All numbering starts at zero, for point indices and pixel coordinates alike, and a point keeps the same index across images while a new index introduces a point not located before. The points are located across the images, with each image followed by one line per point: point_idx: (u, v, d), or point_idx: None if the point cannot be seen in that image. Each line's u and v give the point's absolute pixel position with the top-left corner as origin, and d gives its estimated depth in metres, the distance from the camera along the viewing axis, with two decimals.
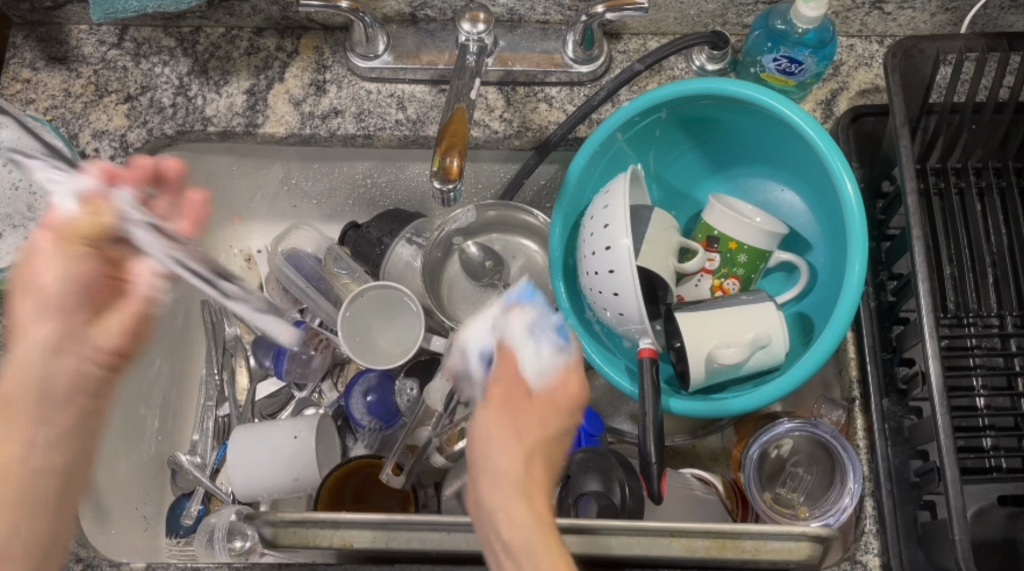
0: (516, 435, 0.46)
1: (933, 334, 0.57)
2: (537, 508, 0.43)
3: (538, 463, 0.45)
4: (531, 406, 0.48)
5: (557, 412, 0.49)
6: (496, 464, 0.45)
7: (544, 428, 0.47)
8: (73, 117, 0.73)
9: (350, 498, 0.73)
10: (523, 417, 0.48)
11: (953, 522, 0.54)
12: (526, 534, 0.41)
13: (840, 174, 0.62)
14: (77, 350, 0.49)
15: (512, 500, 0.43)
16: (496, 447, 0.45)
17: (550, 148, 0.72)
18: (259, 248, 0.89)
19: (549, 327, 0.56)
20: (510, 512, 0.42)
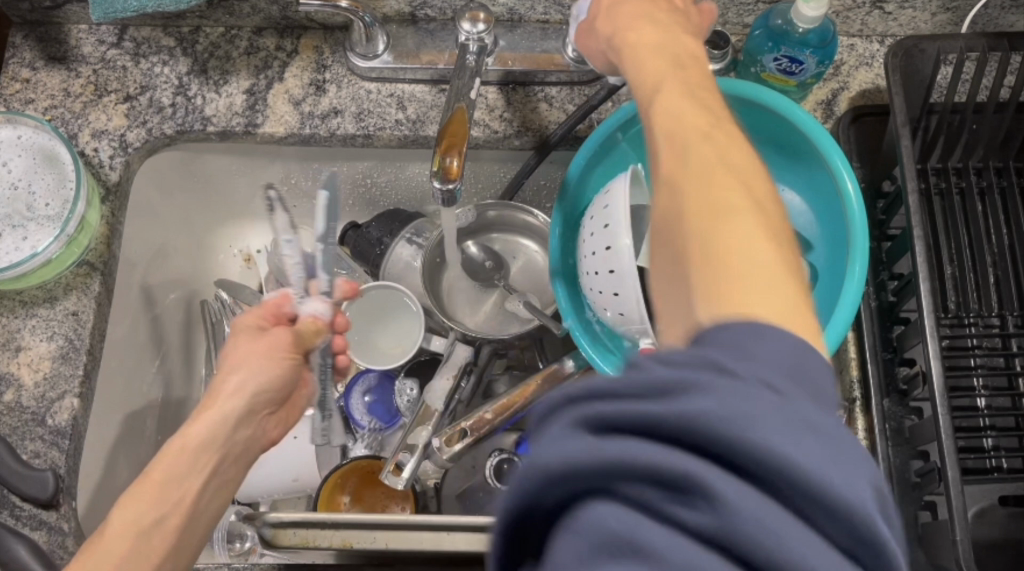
0: (631, 24, 0.52)
1: (933, 334, 0.57)
2: (689, 70, 0.47)
3: (692, 59, 0.48)
4: (624, 16, 0.53)
5: (659, 12, 0.53)
6: (642, 50, 0.49)
7: (660, 37, 0.50)
8: (72, 116, 0.73)
9: (350, 498, 0.74)
10: (639, 20, 0.52)
11: (954, 522, 0.54)
12: (662, 87, 0.46)
13: (840, 173, 0.62)
14: (254, 420, 0.62)
15: (652, 60, 0.48)
16: (638, 42, 0.50)
17: (550, 148, 0.72)
18: (259, 248, 0.89)
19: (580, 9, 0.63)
20: (647, 55, 0.49)
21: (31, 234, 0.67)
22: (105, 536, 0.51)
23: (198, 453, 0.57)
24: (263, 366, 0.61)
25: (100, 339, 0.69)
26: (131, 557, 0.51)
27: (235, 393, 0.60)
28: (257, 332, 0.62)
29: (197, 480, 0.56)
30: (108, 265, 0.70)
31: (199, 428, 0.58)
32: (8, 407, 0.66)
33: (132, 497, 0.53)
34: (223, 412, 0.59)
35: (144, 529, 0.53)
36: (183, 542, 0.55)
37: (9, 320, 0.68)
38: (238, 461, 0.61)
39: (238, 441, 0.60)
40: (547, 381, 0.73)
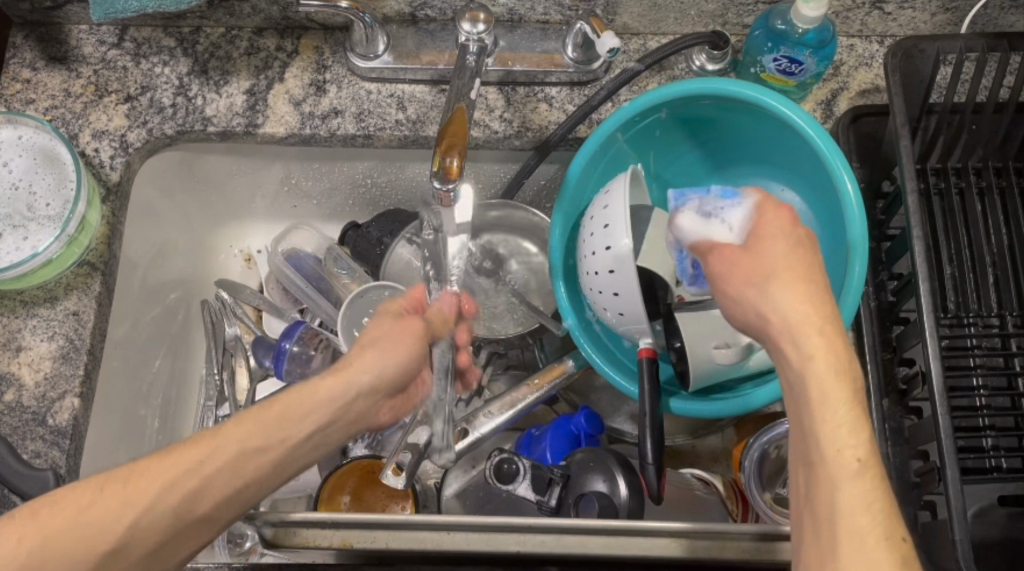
0: (754, 274, 0.49)
1: (933, 334, 0.57)
2: (840, 347, 0.45)
3: (835, 322, 0.45)
4: (759, 248, 0.50)
5: (799, 248, 0.49)
6: (788, 305, 0.46)
7: (802, 272, 0.47)
8: (73, 117, 0.73)
9: (350, 498, 0.74)
10: (789, 256, 0.48)
11: (953, 522, 0.54)
12: (814, 375, 0.44)
13: (840, 174, 0.62)
14: (343, 404, 0.56)
15: (804, 320, 0.45)
16: (786, 293, 0.46)
17: (550, 148, 0.72)
18: (259, 248, 0.90)
19: (712, 198, 0.60)
20: (793, 316, 0.46)
21: (31, 234, 0.67)
22: (207, 447, 0.48)
23: (316, 408, 0.54)
24: (388, 356, 0.59)
25: (101, 338, 0.69)
26: (193, 496, 0.47)
27: (366, 369, 0.57)
28: (399, 317, 0.62)
29: (299, 441, 0.53)
30: (109, 265, 0.70)
31: (324, 393, 0.55)
32: (8, 407, 0.66)
33: (261, 418, 0.51)
34: (356, 382, 0.56)
35: (244, 454, 0.49)
36: (252, 491, 0.50)
37: (9, 320, 0.68)
38: (343, 432, 0.56)
39: (359, 410, 0.57)
40: (548, 381, 0.73)
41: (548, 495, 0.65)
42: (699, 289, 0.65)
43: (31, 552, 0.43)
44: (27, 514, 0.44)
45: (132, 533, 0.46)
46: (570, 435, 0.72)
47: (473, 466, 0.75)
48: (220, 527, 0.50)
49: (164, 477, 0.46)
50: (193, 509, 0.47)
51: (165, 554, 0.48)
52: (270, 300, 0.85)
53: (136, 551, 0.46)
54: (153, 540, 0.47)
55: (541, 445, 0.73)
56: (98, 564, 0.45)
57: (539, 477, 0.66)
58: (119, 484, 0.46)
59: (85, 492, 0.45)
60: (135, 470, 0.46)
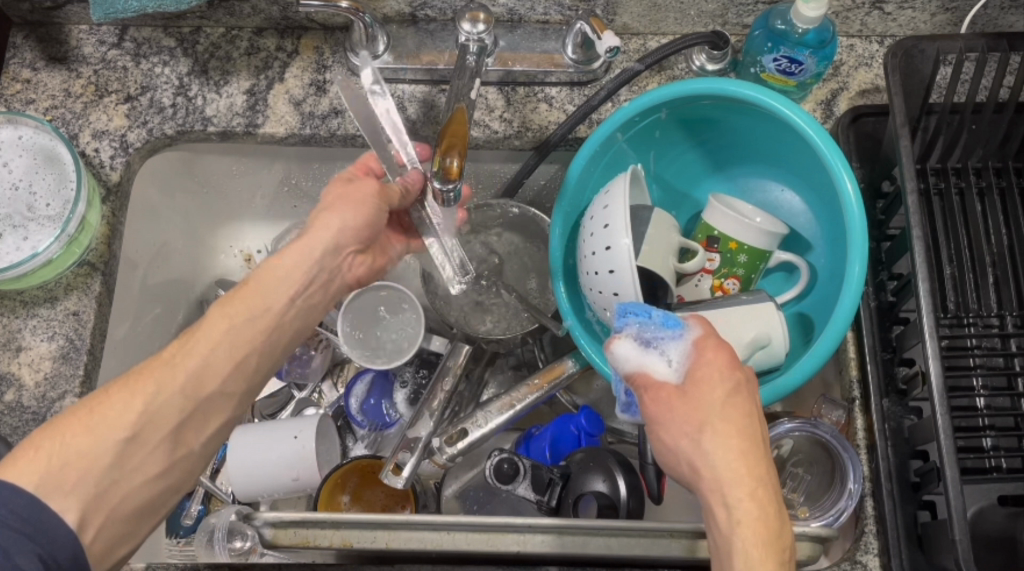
0: (688, 422, 0.47)
1: (933, 335, 0.57)
2: (771, 514, 0.43)
3: (768, 486, 0.44)
4: (695, 392, 0.48)
5: (737, 394, 0.47)
6: (719, 460, 0.44)
7: (738, 424, 0.45)
8: (73, 117, 0.73)
9: (350, 498, 0.74)
10: (727, 406, 0.46)
11: (953, 522, 0.54)
12: (742, 543, 0.42)
13: (840, 174, 0.62)
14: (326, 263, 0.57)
15: (736, 482, 0.43)
16: (720, 447, 0.45)
17: (550, 147, 0.72)
18: (259, 248, 0.89)
19: (653, 323, 0.53)
20: (723, 474, 0.44)
21: (32, 235, 0.67)
22: (193, 337, 0.51)
23: (287, 280, 0.55)
24: (350, 210, 0.57)
25: (101, 339, 0.69)
26: (198, 374, 0.50)
27: (325, 231, 0.56)
28: (351, 182, 0.59)
29: (282, 309, 0.54)
30: (109, 265, 0.70)
31: (289, 263, 0.55)
32: (8, 407, 0.66)
33: (238, 299, 0.53)
34: (320, 243, 0.56)
35: (234, 331, 0.52)
36: (253, 359, 0.53)
37: (9, 320, 0.68)
38: (322, 295, 0.58)
39: (327, 276, 0.57)
40: (548, 382, 0.73)
41: (548, 495, 0.66)
42: (632, 415, 0.58)
43: (53, 457, 0.45)
44: (43, 431, 0.47)
45: (149, 416, 0.48)
46: (570, 435, 0.72)
47: (473, 467, 0.75)
48: (234, 407, 0.53)
49: (169, 367, 0.50)
50: (202, 388, 0.50)
51: (189, 433, 0.51)
52: None
53: (156, 434, 0.49)
54: (174, 418, 0.49)
55: (541, 443, 0.73)
56: (123, 450, 0.48)
57: (539, 477, 0.66)
58: (126, 383, 0.49)
59: (94, 397, 0.48)
60: (139, 371, 0.49)
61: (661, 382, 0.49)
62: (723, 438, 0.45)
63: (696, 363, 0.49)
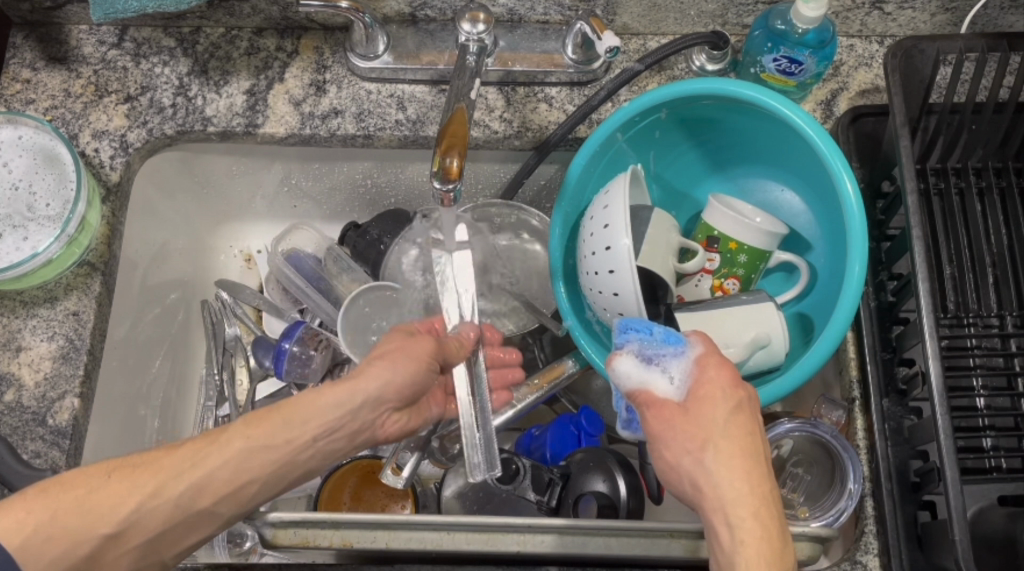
0: (690, 440, 0.47)
1: (933, 335, 0.57)
2: (773, 533, 0.43)
3: (771, 504, 0.43)
4: (696, 409, 0.48)
5: (739, 413, 0.47)
6: (721, 479, 0.45)
7: (739, 442, 0.46)
8: (73, 117, 0.73)
9: (350, 498, 0.74)
10: (729, 424, 0.47)
11: (953, 522, 0.54)
12: (744, 561, 0.42)
13: (840, 174, 0.62)
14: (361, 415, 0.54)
15: (738, 502, 0.43)
16: (722, 466, 0.45)
17: (550, 148, 0.72)
18: (259, 248, 0.89)
19: (654, 341, 0.53)
20: (725, 493, 0.44)
21: (31, 234, 0.67)
22: (206, 448, 0.48)
23: (321, 412, 0.52)
24: (401, 366, 0.56)
25: (101, 339, 0.69)
26: (197, 487, 0.48)
27: (373, 378, 0.55)
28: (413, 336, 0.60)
29: (303, 445, 0.51)
30: (109, 265, 0.70)
31: (327, 399, 0.52)
32: (8, 407, 0.66)
33: (264, 421, 0.50)
34: (360, 394, 0.53)
35: (251, 452, 0.49)
36: (252, 488, 0.50)
37: (9, 320, 0.68)
38: (350, 443, 0.54)
39: (363, 422, 0.54)
40: (548, 382, 0.73)
41: (548, 496, 0.66)
42: (632, 432, 0.60)
43: (38, 527, 0.45)
44: (37, 494, 0.46)
45: (136, 518, 0.47)
46: (570, 434, 0.72)
47: None
48: (223, 524, 0.51)
49: (175, 466, 0.48)
50: (196, 501, 0.48)
51: (163, 545, 0.49)
52: (270, 300, 0.85)
53: (137, 537, 0.47)
54: (154, 529, 0.48)
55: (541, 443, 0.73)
56: (102, 541, 0.47)
57: (539, 477, 0.66)
58: (128, 471, 0.47)
59: (94, 474, 0.47)
60: (146, 460, 0.48)
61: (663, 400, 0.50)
62: (726, 458, 0.45)
63: (698, 381, 0.49)
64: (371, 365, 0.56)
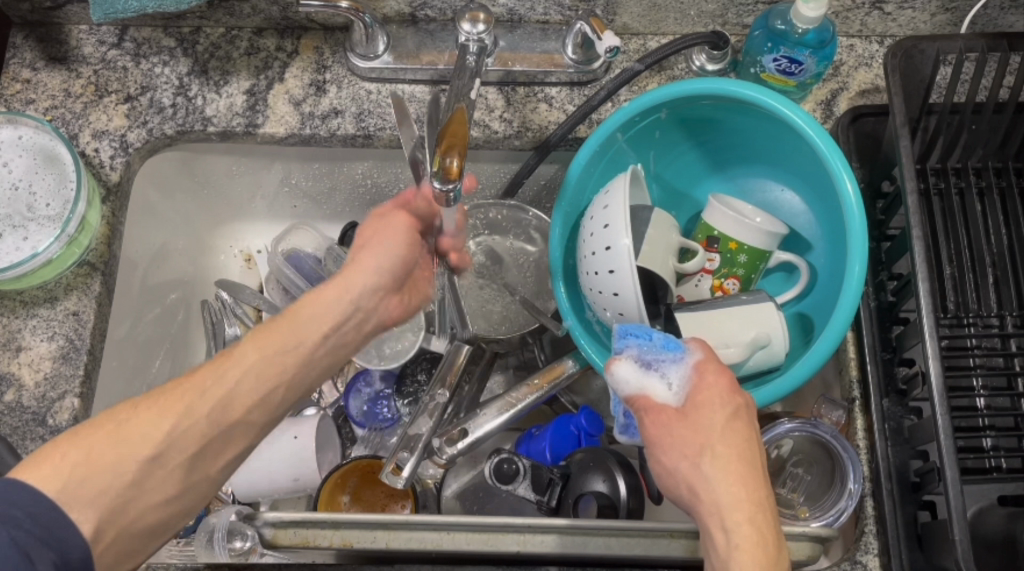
0: (688, 445, 0.47)
1: (933, 335, 0.57)
2: (769, 538, 0.43)
3: (767, 511, 0.44)
4: (696, 415, 0.48)
5: (737, 419, 0.47)
6: (718, 484, 0.45)
7: (737, 448, 0.46)
8: (73, 117, 0.73)
9: (350, 498, 0.74)
10: (727, 430, 0.47)
11: (953, 522, 0.54)
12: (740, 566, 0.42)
13: (840, 174, 0.62)
14: (372, 315, 0.57)
15: (735, 507, 0.44)
16: (720, 470, 0.45)
17: (550, 148, 0.72)
18: (259, 248, 0.89)
19: (654, 346, 0.53)
20: (722, 497, 0.44)
21: (32, 234, 0.67)
22: (224, 363, 0.51)
23: (333, 302, 0.54)
24: (383, 247, 0.57)
25: (101, 339, 0.69)
26: (225, 401, 0.50)
27: (366, 270, 0.56)
28: (383, 214, 0.58)
29: (315, 342, 0.53)
30: (109, 265, 0.70)
31: (328, 296, 0.54)
32: (8, 407, 0.66)
33: (272, 332, 0.52)
34: (359, 282, 0.55)
35: (266, 362, 0.51)
36: (279, 393, 0.52)
37: (9, 320, 0.68)
38: (360, 330, 0.56)
39: (363, 317, 0.56)
40: (548, 382, 0.73)
41: (548, 496, 0.66)
42: (629, 437, 0.60)
43: (75, 467, 0.46)
44: (69, 439, 0.47)
45: (171, 440, 0.48)
46: (570, 434, 0.72)
47: (473, 467, 0.75)
48: (257, 435, 0.53)
49: (198, 387, 0.49)
50: (227, 414, 0.50)
51: (204, 463, 0.50)
52: (270, 300, 0.84)
53: (178, 457, 0.49)
54: (191, 446, 0.49)
55: (541, 443, 0.73)
56: (143, 469, 0.48)
57: (539, 477, 0.66)
58: (154, 400, 0.49)
59: (121, 411, 0.49)
60: (169, 389, 0.50)
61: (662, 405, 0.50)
62: (723, 463, 0.45)
63: (697, 388, 0.49)
64: (358, 257, 0.56)
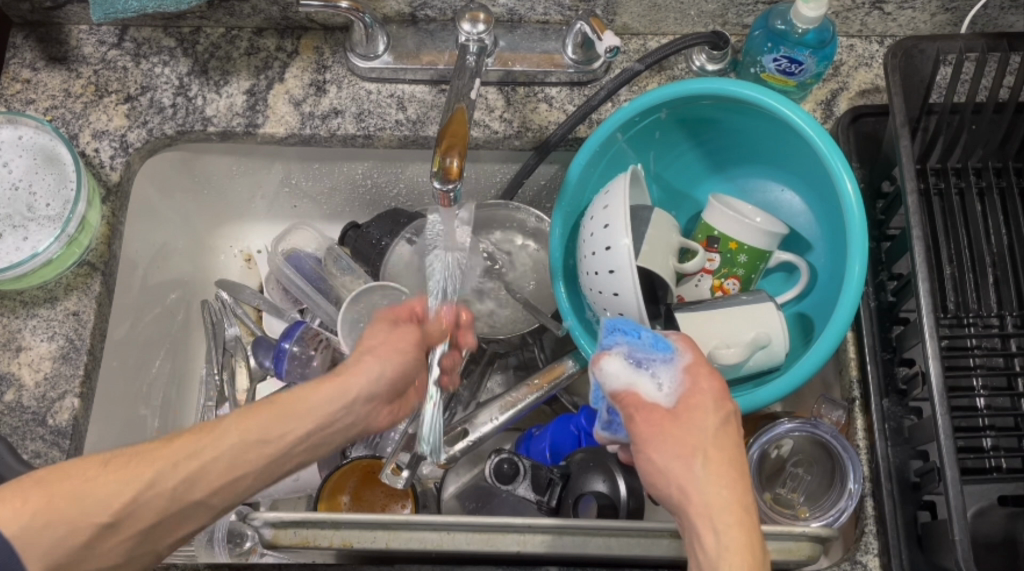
0: (679, 445, 0.47)
1: (933, 334, 0.57)
2: (755, 542, 0.43)
3: (753, 514, 0.44)
4: (687, 417, 0.48)
5: (728, 425, 0.48)
6: (709, 486, 0.45)
7: (729, 453, 0.46)
8: (73, 117, 0.73)
9: (350, 498, 0.74)
10: (717, 434, 0.47)
11: (953, 522, 0.54)
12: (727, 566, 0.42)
13: (840, 174, 0.62)
14: (366, 417, 0.57)
15: (724, 508, 0.44)
16: (710, 473, 0.45)
17: (550, 147, 0.72)
18: (259, 248, 0.89)
19: (644, 345, 0.53)
20: (712, 498, 0.44)
21: (32, 234, 0.67)
22: (200, 440, 0.49)
23: (316, 408, 0.53)
24: (388, 360, 0.58)
25: (101, 339, 0.69)
26: (191, 480, 0.48)
27: (365, 375, 0.56)
28: (396, 325, 0.61)
29: (293, 442, 0.52)
30: (109, 265, 0.70)
31: (322, 395, 0.54)
32: (8, 407, 0.66)
33: (256, 416, 0.51)
34: (350, 392, 0.55)
35: (244, 446, 0.50)
36: (248, 481, 0.50)
37: (9, 320, 0.68)
38: (341, 435, 0.55)
39: (347, 422, 0.55)
40: (548, 382, 0.73)
41: (548, 496, 0.66)
42: (613, 433, 0.58)
43: (36, 516, 0.45)
44: (38, 484, 0.46)
45: (133, 507, 0.47)
46: (570, 434, 0.72)
47: (473, 467, 0.75)
48: (214, 516, 0.51)
49: (173, 456, 0.48)
50: (190, 492, 0.48)
51: (156, 537, 0.49)
52: (270, 300, 0.85)
53: (134, 526, 0.47)
54: (151, 518, 0.48)
55: (541, 443, 0.73)
56: (98, 533, 0.47)
57: (539, 477, 0.66)
58: (122, 463, 0.47)
59: (89, 466, 0.47)
60: (142, 452, 0.48)
61: (650, 404, 0.50)
62: (713, 465, 0.45)
63: (687, 391, 0.50)
64: (359, 364, 0.57)
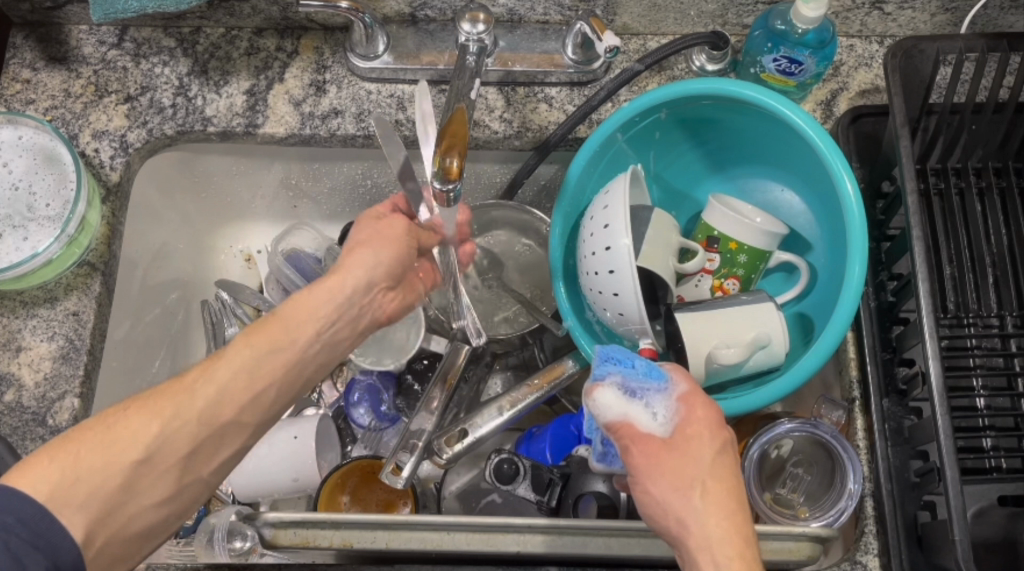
0: (678, 478, 0.47)
1: (933, 334, 0.57)
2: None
3: (752, 545, 0.45)
4: (684, 447, 0.49)
5: (724, 454, 0.49)
6: (709, 521, 0.45)
7: (726, 484, 0.47)
8: (73, 117, 0.73)
9: (349, 498, 0.74)
10: (714, 465, 0.48)
11: (953, 522, 0.54)
12: None
13: (840, 174, 0.62)
14: (371, 302, 0.57)
15: (725, 542, 0.44)
16: (709, 505, 0.46)
17: (550, 148, 0.71)
18: (259, 248, 0.89)
19: (637, 373, 0.52)
20: (713, 531, 0.45)
21: (32, 234, 0.67)
22: (213, 365, 0.51)
23: (313, 313, 0.53)
24: (380, 249, 0.56)
25: (101, 339, 0.69)
26: (215, 404, 0.50)
27: (357, 267, 0.55)
28: (381, 220, 0.58)
29: (308, 342, 0.53)
30: (109, 265, 0.70)
31: (322, 292, 0.54)
32: (8, 407, 0.66)
33: (262, 331, 0.52)
34: (347, 283, 0.54)
35: (258, 363, 0.51)
36: (270, 396, 0.52)
37: (9, 320, 0.68)
38: (352, 330, 0.56)
39: (355, 310, 0.55)
40: (548, 382, 0.72)
41: (549, 496, 0.66)
42: (608, 465, 0.61)
43: (65, 472, 0.45)
44: (61, 445, 0.47)
45: (161, 443, 0.48)
46: (570, 434, 0.72)
47: (473, 466, 0.75)
48: (252, 434, 0.53)
49: (187, 388, 0.49)
50: (218, 414, 0.50)
51: (199, 460, 0.50)
52: (270, 301, 0.84)
53: (167, 459, 0.49)
54: (184, 446, 0.49)
55: (541, 443, 0.73)
56: (134, 471, 0.48)
57: (539, 477, 0.66)
58: (144, 405, 0.49)
59: (112, 414, 0.49)
60: (159, 392, 0.49)
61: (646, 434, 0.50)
62: (712, 499, 0.46)
63: (682, 421, 0.50)
64: (351, 253, 0.56)
